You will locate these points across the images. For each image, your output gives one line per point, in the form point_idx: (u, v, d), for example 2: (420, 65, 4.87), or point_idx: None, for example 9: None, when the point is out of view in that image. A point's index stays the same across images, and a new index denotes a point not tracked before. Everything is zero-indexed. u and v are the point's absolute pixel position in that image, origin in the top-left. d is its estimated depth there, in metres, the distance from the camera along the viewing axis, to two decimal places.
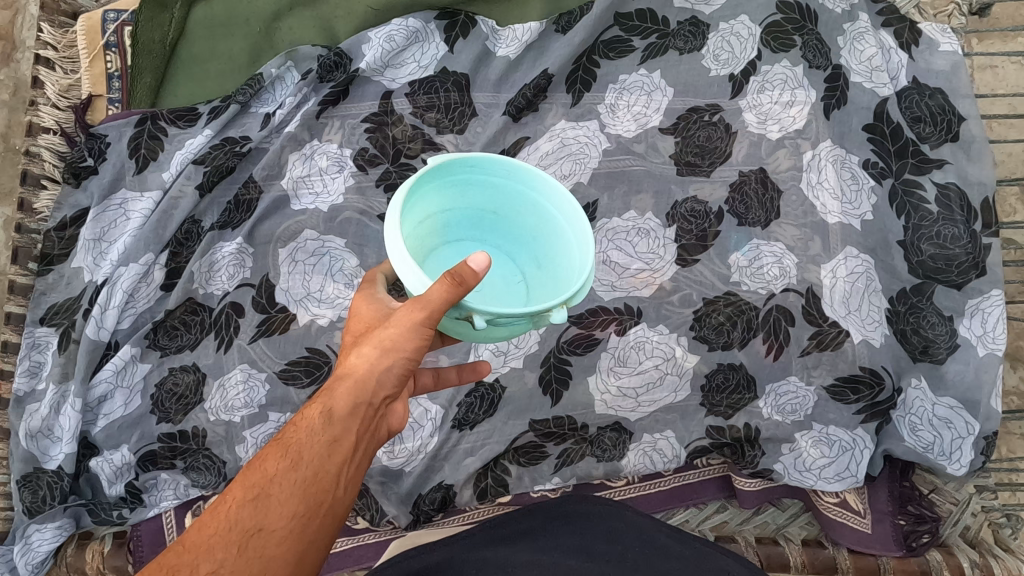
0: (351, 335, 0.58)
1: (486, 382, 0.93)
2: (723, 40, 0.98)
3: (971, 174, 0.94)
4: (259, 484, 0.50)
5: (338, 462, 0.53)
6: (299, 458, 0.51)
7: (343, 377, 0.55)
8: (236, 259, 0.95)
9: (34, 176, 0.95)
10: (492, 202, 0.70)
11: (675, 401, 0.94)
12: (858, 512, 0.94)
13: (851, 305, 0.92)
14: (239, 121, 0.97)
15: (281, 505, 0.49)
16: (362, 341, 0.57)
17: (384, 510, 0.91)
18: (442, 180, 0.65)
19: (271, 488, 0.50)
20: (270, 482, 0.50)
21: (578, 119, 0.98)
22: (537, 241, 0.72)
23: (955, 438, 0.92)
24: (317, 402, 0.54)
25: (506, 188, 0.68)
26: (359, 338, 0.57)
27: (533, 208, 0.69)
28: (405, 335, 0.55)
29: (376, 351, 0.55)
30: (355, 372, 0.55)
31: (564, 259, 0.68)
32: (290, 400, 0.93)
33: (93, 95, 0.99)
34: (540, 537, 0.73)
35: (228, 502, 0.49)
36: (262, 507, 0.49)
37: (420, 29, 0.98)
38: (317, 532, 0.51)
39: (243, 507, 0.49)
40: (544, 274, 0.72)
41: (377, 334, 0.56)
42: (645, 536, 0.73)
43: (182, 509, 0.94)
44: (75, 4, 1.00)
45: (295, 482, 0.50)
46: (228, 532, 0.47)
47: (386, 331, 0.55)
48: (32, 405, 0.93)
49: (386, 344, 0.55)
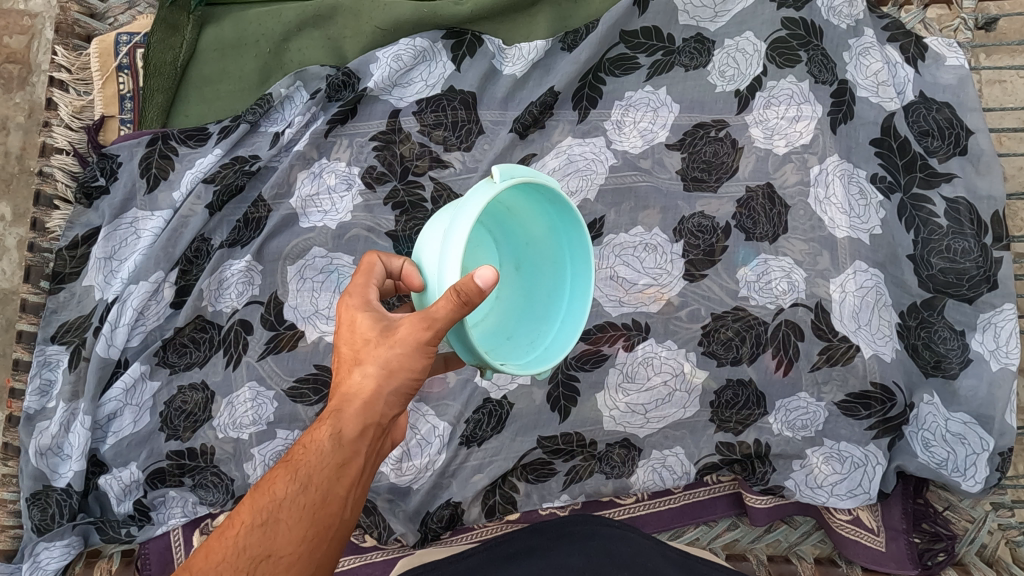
0: (348, 350, 0.57)
1: (494, 399, 0.92)
2: (728, 57, 0.98)
3: (980, 188, 0.93)
4: (268, 507, 0.50)
5: (346, 483, 0.53)
6: (309, 483, 0.51)
7: (349, 399, 0.55)
8: (244, 277, 0.95)
9: (46, 197, 0.96)
10: (517, 202, 0.71)
11: (684, 417, 0.93)
12: (873, 530, 0.93)
13: (861, 320, 0.91)
14: (249, 141, 0.98)
15: (290, 530, 0.49)
16: (364, 358, 0.55)
17: (391, 528, 0.91)
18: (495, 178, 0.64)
19: (280, 513, 0.50)
20: (279, 508, 0.50)
21: (585, 136, 0.98)
22: (532, 249, 0.74)
23: (968, 454, 0.90)
24: (326, 426, 0.54)
25: (536, 201, 0.70)
26: (359, 354, 0.56)
27: (549, 227, 0.72)
28: (408, 353, 0.55)
29: (382, 370, 0.54)
30: (363, 393, 0.54)
31: (553, 287, 0.72)
32: (299, 417, 0.94)
33: (106, 116, 1.00)
34: (540, 558, 0.73)
35: (237, 528, 0.49)
36: (270, 531, 0.49)
37: (428, 48, 0.99)
38: (325, 556, 0.51)
39: (251, 533, 0.49)
40: (521, 279, 0.75)
41: (380, 353, 0.55)
42: (646, 564, 0.71)
43: (190, 527, 0.95)
44: (90, 27, 1.01)
45: (306, 508, 0.50)
46: (237, 559, 0.48)
47: (388, 350, 0.54)
48: (42, 423, 0.93)
49: (391, 366, 0.54)
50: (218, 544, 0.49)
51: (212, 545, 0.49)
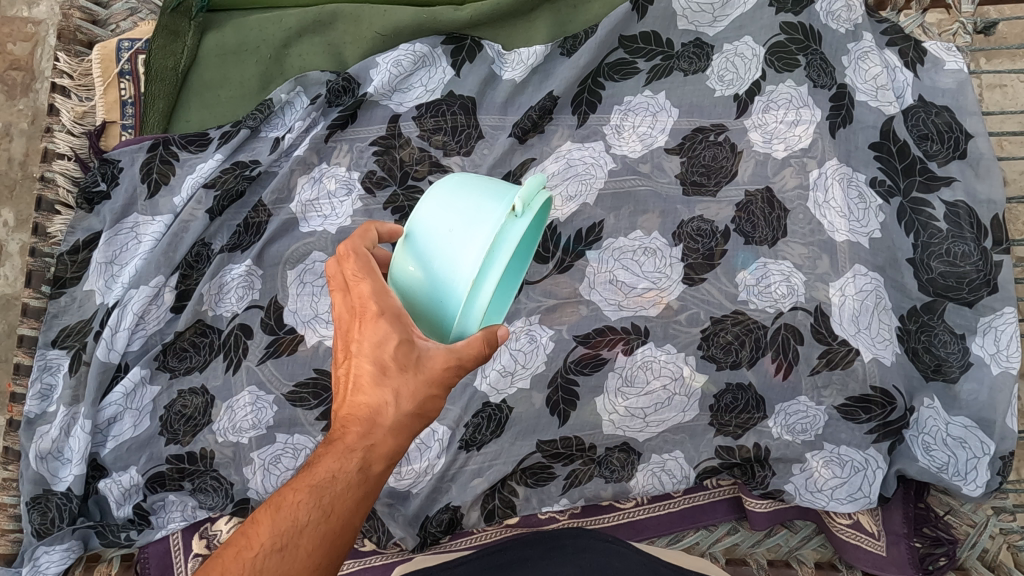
0: (375, 372, 0.53)
1: (493, 403, 0.92)
2: (727, 61, 0.99)
3: (980, 191, 0.93)
4: (288, 532, 0.51)
5: (362, 513, 0.54)
6: (331, 512, 0.52)
7: (373, 426, 0.54)
8: (244, 281, 0.96)
9: (48, 202, 0.97)
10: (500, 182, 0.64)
11: (683, 421, 0.93)
12: (873, 535, 0.92)
13: (860, 323, 0.91)
14: (250, 146, 0.99)
15: (307, 557, 0.51)
16: (395, 389, 0.53)
17: (390, 532, 0.92)
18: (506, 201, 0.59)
19: (300, 539, 0.51)
20: (300, 536, 0.51)
21: (584, 140, 0.99)
22: None
23: (969, 458, 0.89)
24: (352, 456, 0.53)
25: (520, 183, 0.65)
26: (389, 381, 0.53)
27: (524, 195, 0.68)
28: (438, 391, 0.55)
29: (414, 404, 0.54)
30: (391, 425, 0.54)
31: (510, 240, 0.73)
32: (298, 421, 0.93)
33: (107, 121, 1.01)
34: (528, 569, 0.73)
35: (257, 551, 0.50)
36: (289, 557, 0.50)
37: (427, 53, 1.00)
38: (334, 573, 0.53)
39: (269, 556, 0.50)
40: None
41: (413, 388, 0.54)
42: None
43: (190, 530, 0.94)
44: (91, 33, 1.02)
45: (327, 538, 0.52)
46: None
47: (423, 385, 0.54)
48: (43, 427, 0.93)
49: (421, 405, 0.54)
50: (234, 565, 0.50)
51: (227, 562, 0.50)
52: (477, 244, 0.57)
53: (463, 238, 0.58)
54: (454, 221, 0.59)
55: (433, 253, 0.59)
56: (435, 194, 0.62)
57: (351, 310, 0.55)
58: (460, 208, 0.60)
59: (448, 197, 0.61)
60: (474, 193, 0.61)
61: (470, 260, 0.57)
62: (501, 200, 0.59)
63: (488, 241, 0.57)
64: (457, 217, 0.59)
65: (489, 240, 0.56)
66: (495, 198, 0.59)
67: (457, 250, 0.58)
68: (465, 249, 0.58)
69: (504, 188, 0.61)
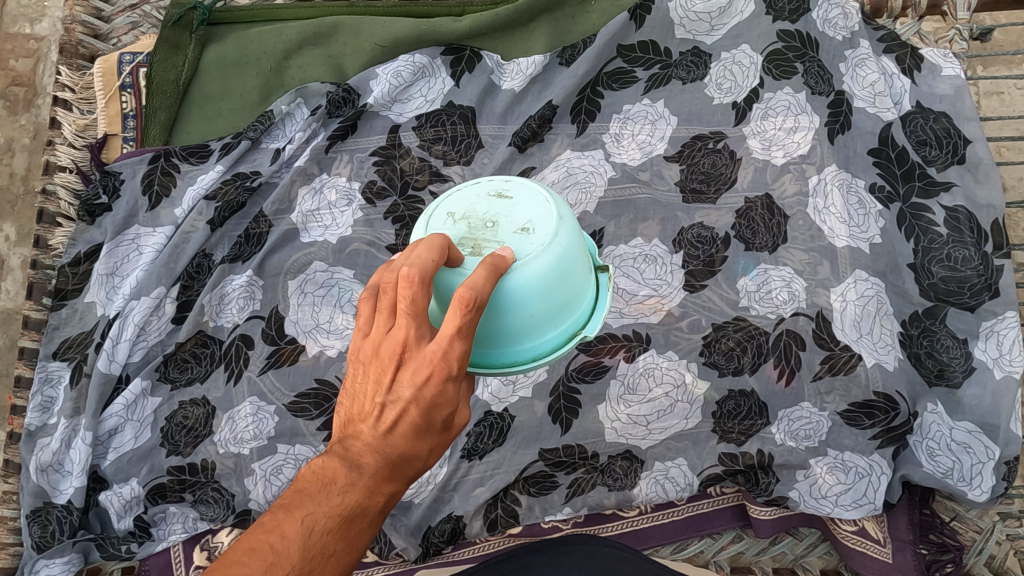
0: (425, 422, 0.51)
1: (494, 412, 0.93)
2: (725, 70, 1.00)
3: (979, 196, 0.93)
4: (317, 556, 0.47)
5: (368, 542, 0.52)
6: (351, 540, 0.50)
7: (400, 468, 0.52)
8: (245, 291, 0.96)
9: (49, 215, 0.98)
10: (584, 259, 0.67)
11: (686, 428, 0.92)
12: (879, 541, 0.90)
13: (862, 329, 0.90)
14: (251, 157, 0.99)
15: None
16: (431, 438, 0.52)
17: (392, 542, 0.91)
18: (570, 327, 0.67)
19: (326, 565, 0.48)
20: (325, 562, 0.48)
21: (583, 149, 1.00)
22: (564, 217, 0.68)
23: (974, 463, 0.88)
24: (381, 493, 0.51)
25: (588, 264, 0.69)
26: (430, 431, 0.52)
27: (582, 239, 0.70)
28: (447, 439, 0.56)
29: (431, 455, 0.54)
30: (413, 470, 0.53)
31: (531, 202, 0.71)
32: (299, 432, 0.92)
33: (108, 134, 1.01)
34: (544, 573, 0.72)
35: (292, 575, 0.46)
36: None
37: (427, 64, 1.01)
38: None
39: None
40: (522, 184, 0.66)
41: (440, 442, 0.54)
42: None
43: (191, 543, 0.93)
44: (93, 47, 1.04)
45: (343, 567, 0.50)
46: None
47: (446, 438, 0.54)
48: (43, 439, 0.93)
49: (435, 453, 0.54)
50: None
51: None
52: (532, 348, 0.66)
53: (532, 331, 0.65)
54: (545, 311, 0.63)
55: (509, 318, 0.62)
56: (557, 264, 0.62)
57: (419, 354, 0.50)
58: (556, 302, 0.63)
59: (560, 277, 0.62)
60: (573, 290, 0.64)
61: (517, 354, 0.65)
62: (573, 318, 0.67)
63: (539, 354, 0.66)
64: (548, 309, 0.63)
65: (539, 357, 0.66)
66: (575, 311, 0.66)
67: (522, 341, 0.65)
68: (523, 343, 0.65)
69: (584, 289, 0.67)
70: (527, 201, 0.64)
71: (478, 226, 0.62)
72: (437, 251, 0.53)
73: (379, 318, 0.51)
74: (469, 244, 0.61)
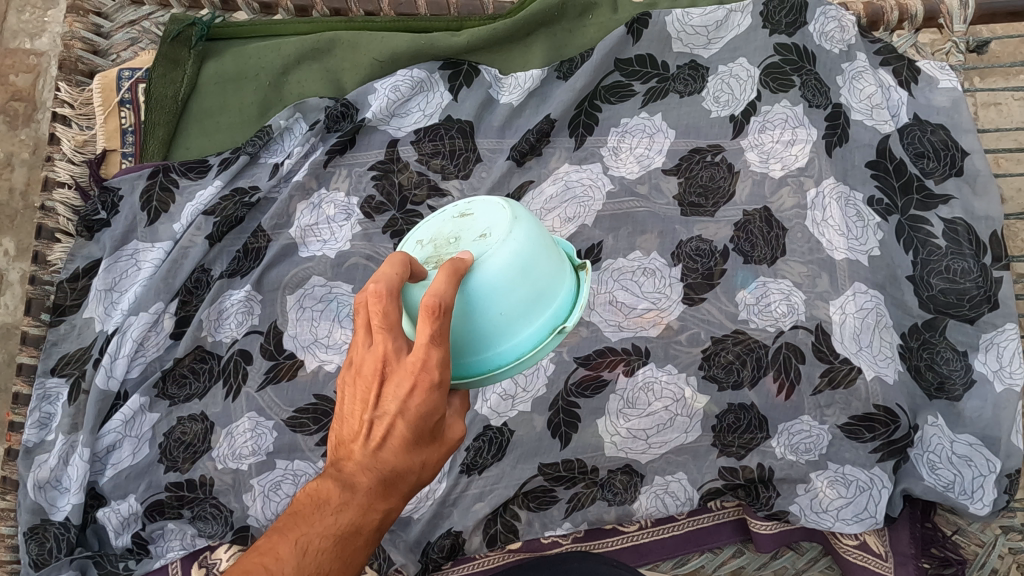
0: (413, 437, 0.50)
1: (494, 426, 0.92)
2: (722, 83, 1.00)
3: (977, 208, 0.93)
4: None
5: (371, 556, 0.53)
6: (348, 560, 0.51)
7: (395, 485, 0.51)
8: (244, 307, 0.95)
9: (48, 230, 0.98)
10: (555, 255, 0.65)
11: (686, 442, 0.92)
12: (880, 555, 0.90)
13: (862, 341, 0.90)
14: (250, 172, 1.00)
15: None
16: (424, 451, 0.52)
17: (391, 559, 0.91)
18: (551, 322, 0.64)
19: None
20: None
21: (582, 162, 1.00)
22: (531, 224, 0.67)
23: (976, 476, 0.88)
24: (374, 510, 0.51)
25: (562, 261, 0.66)
26: (422, 444, 0.51)
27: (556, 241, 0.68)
28: (448, 450, 0.55)
29: (429, 469, 0.53)
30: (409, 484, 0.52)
31: None
32: (298, 447, 0.92)
33: (108, 149, 1.02)
34: None
35: None
36: None
37: (425, 78, 1.01)
38: None
39: None
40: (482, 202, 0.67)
41: (436, 453, 0.53)
42: None
43: (189, 559, 0.92)
44: (92, 63, 1.03)
45: None
46: None
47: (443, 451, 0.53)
48: (41, 456, 0.93)
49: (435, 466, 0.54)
50: None
51: None
52: (513, 349, 0.63)
53: (508, 330, 0.62)
54: (514, 307, 0.61)
55: (479, 319, 0.60)
56: (515, 257, 0.60)
57: (398, 368, 0.49)
58: (524, 296, 0.61)
59: (523, 271, 0.61)
60: (542, 281, 0.62)
61: (499, 358, 0.63)
62: (552, 313, 0.64)
63: (523, 354, 0.63)
64: (517, 305, 0.61)
65: (524, 356, 0.63)
66: (552, 304, 0.64)
67: (500, 343, 0.62)
68: (502, 345, 0.62)
69: (561, 283, 0.64)
70: (487, 210, 0.64)
71: (443, 244, 0.63)
72: (401, 264, 0.52)
73: (359, 336, 0.50)
74: (433, 262, 0.62)
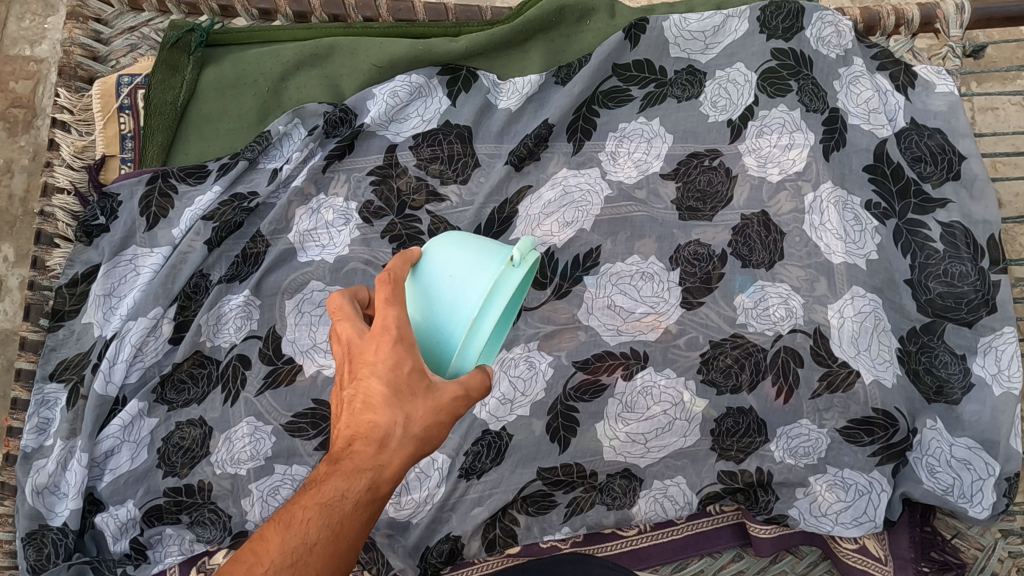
0: (387, 394, 0.51)
1: (492, 431, 0.92)
2: (720, 88, 1.00)
3: (975, 212, 0.93)
4: (298, 549, 0.50)
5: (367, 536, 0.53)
6: (340, 533, 0.51)
7: (381, 450, 0.52)
8: (242, 312, 0.95)
9: (47, 236, 0.99)
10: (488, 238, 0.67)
11: (684, 446, 0.92)
12: (879, 559, 0.90)
13: (860, 345, 0.89)
14: (248, 177, 1.00)
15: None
16: (407, 411, 0.51)
17: (390, 564, 0.91)
18: (501, 259, 0.62)
19: (310, 557, 0.50)
20: (309, 555, 0.50)
21: (580, 167, 1.00)
22: None
23: (974, 480, 0.88)
24: (360, 477, 0.52)
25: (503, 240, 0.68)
26: (402, 403, 0.51)
27: None
28: (447, 419, 0.54)
29: (421, 433, 0.52)
30: (400, 449, 0.52)
31: None
32: (296, 452, 0.93)
33: (107, 155, 1.02)
34: None
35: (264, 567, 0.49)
36: None
37: (423, 84, 1.01)
38: None
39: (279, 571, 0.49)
40: None
41: (424, 414, 0.52)
42: None
43: (187, 565, 0.93)
44: (92, 69, 1.04)
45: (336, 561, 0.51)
46: None
47: (434, 411, 0.52)
48: (39, 461, 0.92)
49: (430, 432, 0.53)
50: None
51: None
52: (477, 291, 0.59)
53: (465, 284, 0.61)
54: (454, 267, 0.62)
55: (432, 295, 0.61)
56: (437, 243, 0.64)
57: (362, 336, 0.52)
58: (458, 257, 0.62)
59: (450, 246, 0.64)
60: (473, 244, 0.64)
61: (470, 306, 0.59)
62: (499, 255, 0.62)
63: (491, 289, 0.60)
64: (456, 265, 0.62)
65: (489, 287, 0.59)
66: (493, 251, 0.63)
67: (463, 295, 0.60)
68: (464, 295, 0.59)
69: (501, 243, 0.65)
70: None
71: None
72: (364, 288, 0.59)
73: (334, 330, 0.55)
74: None
